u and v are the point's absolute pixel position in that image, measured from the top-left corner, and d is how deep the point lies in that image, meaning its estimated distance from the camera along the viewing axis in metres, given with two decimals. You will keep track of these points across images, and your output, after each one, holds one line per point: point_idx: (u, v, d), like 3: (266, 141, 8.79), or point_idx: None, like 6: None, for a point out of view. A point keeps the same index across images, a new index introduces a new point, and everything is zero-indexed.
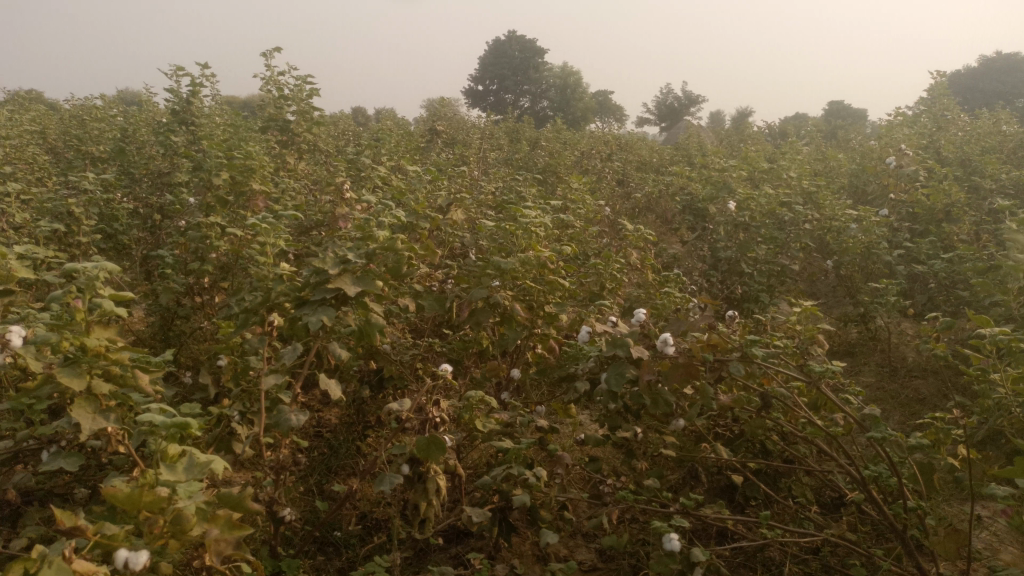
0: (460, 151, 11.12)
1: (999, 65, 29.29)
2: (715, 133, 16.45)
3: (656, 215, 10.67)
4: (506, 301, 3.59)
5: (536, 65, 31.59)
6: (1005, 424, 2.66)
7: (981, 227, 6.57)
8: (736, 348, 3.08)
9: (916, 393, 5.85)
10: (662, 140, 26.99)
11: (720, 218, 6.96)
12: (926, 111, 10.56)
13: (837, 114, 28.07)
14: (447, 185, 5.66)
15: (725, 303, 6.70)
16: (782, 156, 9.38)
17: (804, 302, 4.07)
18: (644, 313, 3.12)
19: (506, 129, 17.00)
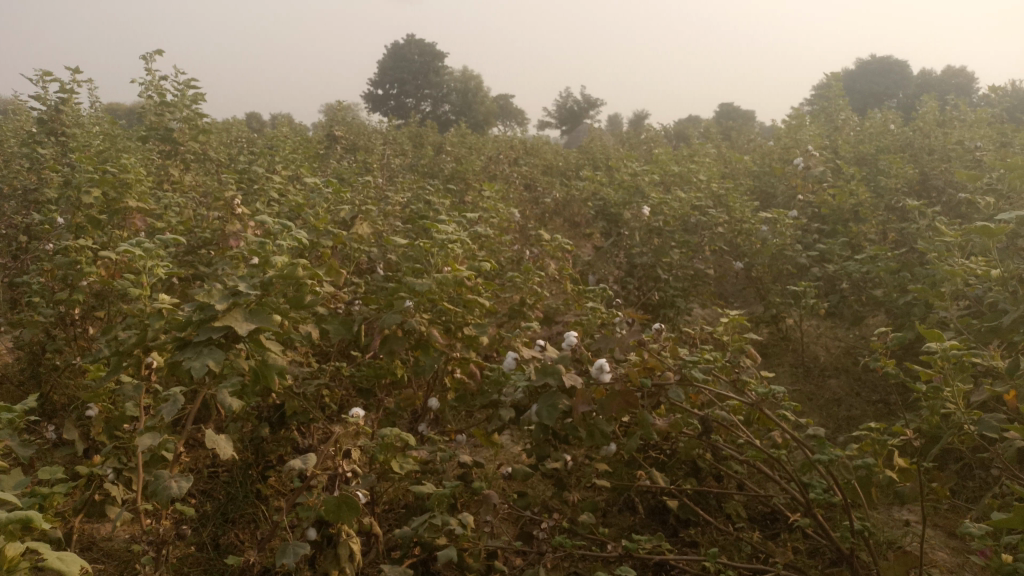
0: (363, 158, 10.67)
1: (875, 68, 30.97)
2: (618, 136, 16.54)
3: (567, 220, 10.52)
4: (422, 325, 3.26)
5: (437, 69, 31.21)
6: (954, 441, 2.54)
7: (885, 226, 6.69)
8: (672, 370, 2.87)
9: (832, 392, 5.86)
10: (566, 143, 27.13)
11: (634, 223, 6.85)
12: (822, 112, 10.83)
13: (729, 117, 28.98)
14: (350, 196, 5.27)
15: (642, 309, 6.57)
16: (688, 158, 9.40)
17: (731, 312, 3.92)
18: (576, 335, 2.87)
19: (409, 134, 16.57)
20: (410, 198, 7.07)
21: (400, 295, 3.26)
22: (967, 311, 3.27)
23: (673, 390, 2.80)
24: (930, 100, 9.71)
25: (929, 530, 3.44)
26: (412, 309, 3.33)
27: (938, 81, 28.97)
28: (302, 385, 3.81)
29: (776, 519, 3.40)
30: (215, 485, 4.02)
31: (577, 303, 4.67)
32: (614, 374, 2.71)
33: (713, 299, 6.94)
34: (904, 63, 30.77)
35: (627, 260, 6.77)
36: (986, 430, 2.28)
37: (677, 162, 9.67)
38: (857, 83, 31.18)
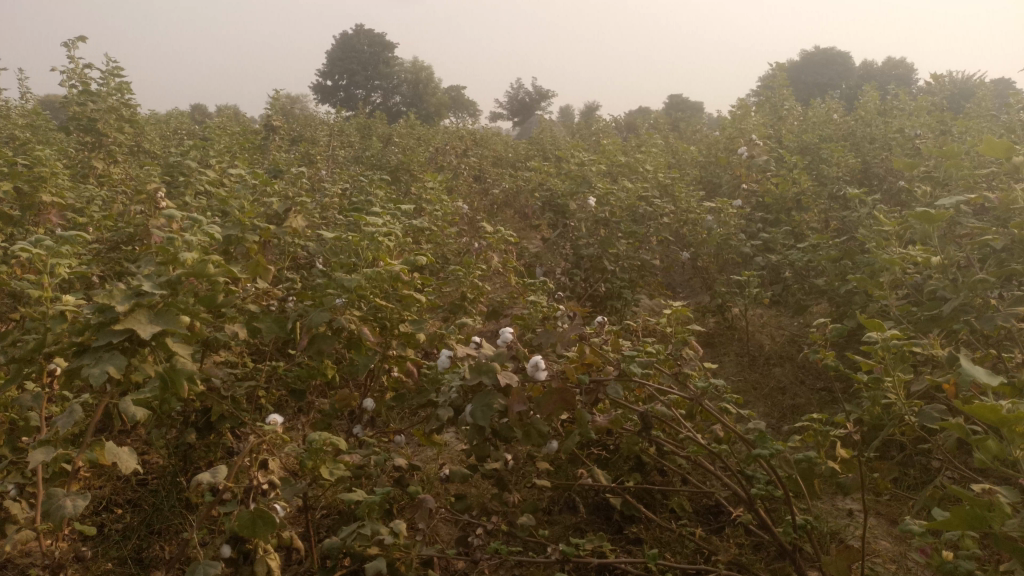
0: (306, 150, 10.38)
1: (819, 60, 31.53)
2: (568, 126, 16.45)
3: (516, 211, 10.41)
4: (352, 323, 3.11)
5: (386, 60, 30.73)
6: (897, 433, 2.48)
7: (828, 215, 6.72)
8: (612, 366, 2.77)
9: (776, 381, 5.87)
10: (517, 134, 27.01)
11: (581, 214, 6.77)
12: (767, 102, 10.89)
13: (679, 108, 29.20)
14: (284, 189, 5.06)
15: (590, 301, 6.50)
16: (636, 149, 9.36)
17: (675, 303, 3.84)
18: (511, 331, 2.74)
19: (357, 125, 16.25)
20: (351, 191, 6.87)
21: (329, 291, 3.10)
22: (908, 299, 3.25)
23: (612, 386, 2.70)
24: (871, 90, 9.84)
25: (872, 519, 3.43)
26: (342, 306, 3.16)
27: (879, 72, 29.62)
28: (230, 388, 3.62)
29: (720, 513, 3.35)
30: (139, 494, 3.81)
31: (520, 296, 4.55)
32: (551, 371, 2.60)
33: (660, 289, 6.90)
34: (847, 55, 31.37)
35: (574, 252, 6.69)
36: (927, 422, 2.23)
37: (626, 152, 9.62)
38: (802, 74, 31.69)
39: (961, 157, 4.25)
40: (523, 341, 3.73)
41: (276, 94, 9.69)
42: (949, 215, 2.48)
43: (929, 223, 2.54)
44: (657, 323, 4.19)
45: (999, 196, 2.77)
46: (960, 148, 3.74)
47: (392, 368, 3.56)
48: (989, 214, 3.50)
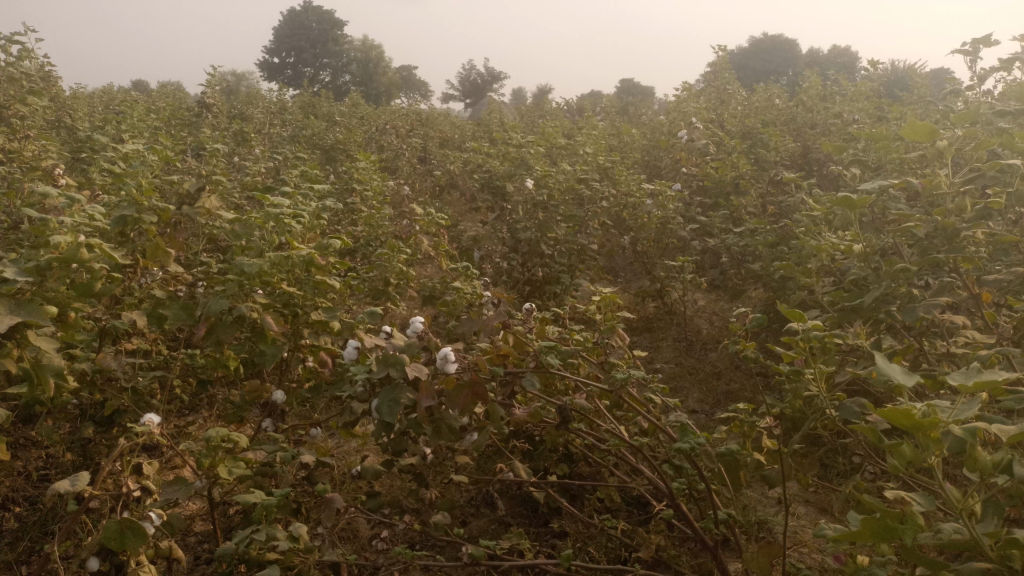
0: (240, 128, 9.98)
1: (765, 46, 31.87)
2: (515, 108, 16.24)
3: (459, 194, 10.20)
4: (255, 311, 2.91)
5: (333, 37, 30.01)
6: (819, 426, 2.40)
7: (765, 199, 6.69)
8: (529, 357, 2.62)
9: (712, 367, 5.82)
10: (467, 116, 26.65)
11: (518, 197, 6.59)
12: (711, 85, 10.87)
13: (628, 91, 29.21)
14: (200, 168, 4.79)
15: (527, 286, 6.37)
16: (579, 131, 9.23)
17: (604, 289, 3.72)
18: (421, 320, 2.57)
19: (298, 103, 15.78)
20: (280, 170, 6.58)
21: (229, 277, 2.89)
22: (834, 286, 3.18)
23: (528, 378, 2.57)
24: (811, 76, 9.86)
25: (798, 509, 3.38)
26: (244, 292, 2.96)
27: (823, 59, 30.06)
28: (131, 379, 3.39)
29: (647, 505, 3.25)
30: (35, 493, 3.55)
31: (448, 281, 4.40)
32: (461, 363, 2.44)
33: (599, 274, 6.82)
34: (793, 41, 31.72)
35: (512, 235, 6.53)
36: (847, 416, 2.16)
37: (568, 134, 9.48)
38: (748, 60, 31.99)
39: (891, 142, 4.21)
40: (446, 328, 3.56)
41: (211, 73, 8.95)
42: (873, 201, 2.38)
43: (854, 209, 2.44)
44: (588, 309, 4.08)
45: (925, 182, 2.69)
46: (890, 132, 3.68)
47: (305, 356, 3.36)
48: (917, 200, 3.46)
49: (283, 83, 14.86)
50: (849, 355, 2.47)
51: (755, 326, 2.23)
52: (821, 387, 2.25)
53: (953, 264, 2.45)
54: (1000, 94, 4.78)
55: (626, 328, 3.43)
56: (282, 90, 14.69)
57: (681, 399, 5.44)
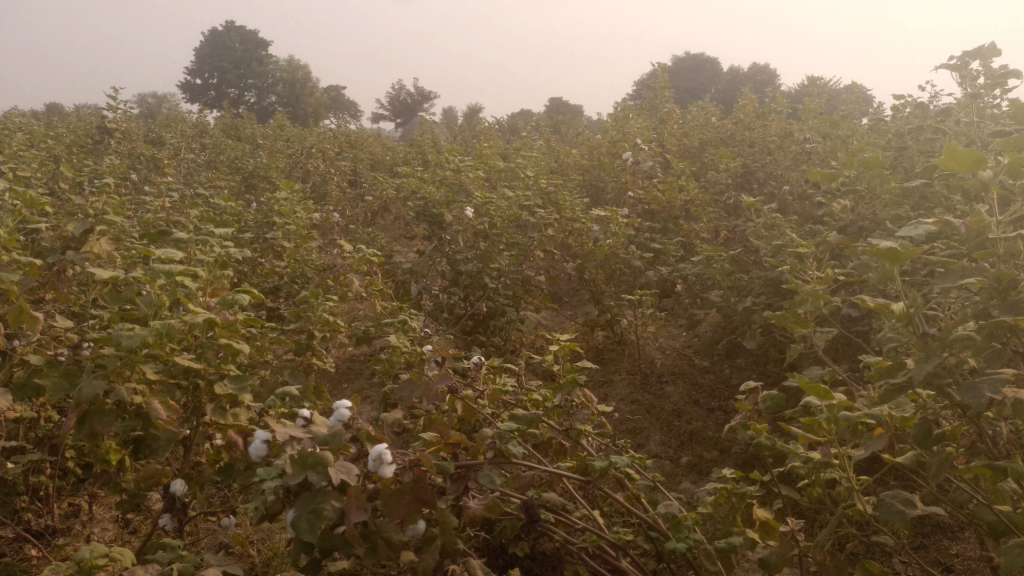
0: (151, 154, 9.17)
1: (688, 65, 32.38)
2: (447, 129, 15.74)
3: (391, 220, 9.60)
4: (139, 393, 2.35)
5: (259, 58, 28.96)
6: (841, 521, 1.98)
7: (718, 224, 6.38)
8: (483, 445, 2.14)
9: (671, 403, 5.43)
10: (398, 136, 26.02)
11: (457, 226, 6.04)
12: (648, 104, 10.62)
13: (559, 111, 29.19)
14: (90, 205, 4.14)
15: (469, 322, 5.85)
16: (518, 152, 8.79)
17: (562, 340, 3.26)
18: (348, 405, 2.07)
19: (219, 126, 14.91)
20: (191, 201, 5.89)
21: (102, 353, 2.31)
22: (827, 334, 2.81)
23: (485, 471, 2.10)
24: (748, 93, 9.68)
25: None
26: (125, 368, 2.39)
27: (747, 76, 30.56)
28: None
29: None
30: None
31: (382, 329, 3.87)
32: (401, 461, 1.93)
33: (545, 305, 6.37)
34: (716, 61, 32.32)
35: (451, 267, 6.02)
36: (887, 517, 1.78)
37: (506, 156, 9.03)
38: (674, 78, 32.41)
39: (863, 163, 3.89)
40: (383, 394, 3.04)
41: (116, 96, 8.85)
42: (911, 252, 2.00)
43: (878, 259, 2.06)
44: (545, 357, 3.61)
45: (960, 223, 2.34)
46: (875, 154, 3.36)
47: (214, 435, 2.80)
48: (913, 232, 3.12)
49: (202, 105, 14.02)
50: (870, 432, 2.08)
51: (769, 403, 1.88)
52: (847, 475, 1.88)
53: (990, 319, 2.07)
54: (964, 113, 4.55)
55: (596, 385, 2.98)
56: (200, 112, 13.82)
57: (641, 442, 5.02)
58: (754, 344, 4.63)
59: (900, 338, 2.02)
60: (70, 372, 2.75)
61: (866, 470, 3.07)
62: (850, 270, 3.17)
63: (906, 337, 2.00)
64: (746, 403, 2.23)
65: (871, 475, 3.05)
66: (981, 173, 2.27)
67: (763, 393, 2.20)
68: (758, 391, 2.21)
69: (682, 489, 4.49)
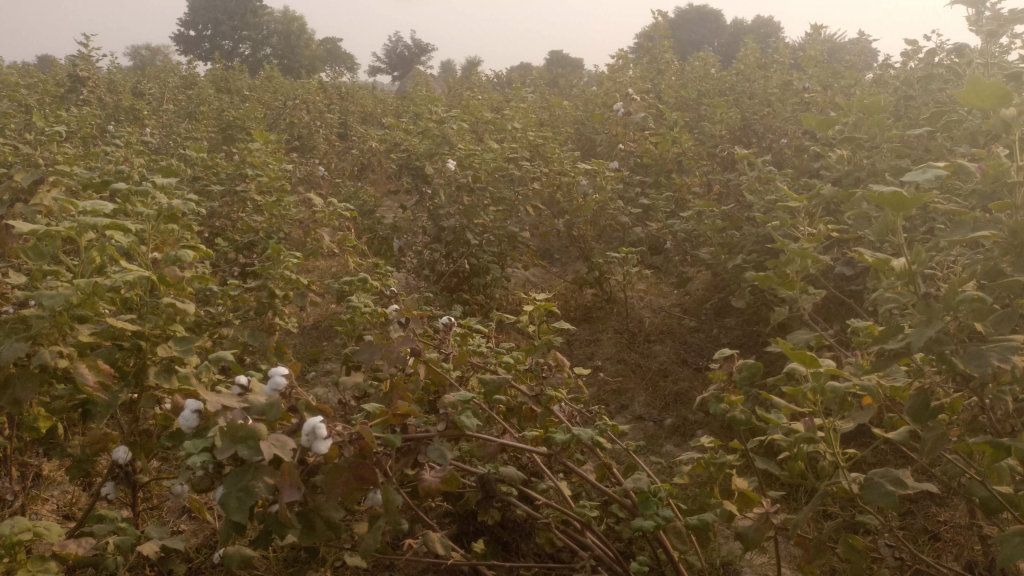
0: (130, 105, 8.84)
1: (690, 17, 31.62)
2: (440, 83, 15.34)
3: (379, 174, 9.33)
4: (66, 357, 2.18)
5: (252, 8, 28.22)
6: (825, 499, 1.82)
7: (711, 178, 6.16)
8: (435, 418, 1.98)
9: (657, 363, 5.27)
10: (392, 89, 25.45)
11: (438, 179, 5.80)
12: (645, 55, 10.26)
13: (557, 65, 28.57)
14: (43, 154, 3.90)
15: (451, 279, 5.65)
16: (507, 103, 8.48)
17: (537, 299, 3.07)
18: (286, 372, 1.90)
19: (208, 78, 14.52)
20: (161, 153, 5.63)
21: (23, 315, 2.16)
22: (818, 294, 2.62)
23: (436, 444, 1.94)
24: (749, 43, 9.32)
25: (773, 558, 2.83)
26: (55, 330, 2.25)
27: (750, 28, 29.82)
28: None
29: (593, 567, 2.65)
30: None
31: (352, 287, 3.67)
32: (341, 435, 1.77)
33: (532, 262, 6.16)
34: (718, 13, 31.57)
35: (433, 222, 5.78)
36: (875, 499, 1.62)
37: (496, 108, 8.72)
38: (676, 32, 31.65)
39: (863, 111, 3.65)
40: (344, 355, 2.84)
41: (87, 40, 8.97)
42: (922, 200, 1.80)
43: (882, 206, 1.86)
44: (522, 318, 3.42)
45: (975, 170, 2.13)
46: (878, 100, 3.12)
47: (163, 399, 2.62)
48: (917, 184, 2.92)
49: (190, 56, 13.63)
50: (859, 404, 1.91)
51: (747, 372, 1.72)
52: (831, 452, 1.72)
53: (1004, 277, 1.98)
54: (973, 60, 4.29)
55: (572, 348, 2.79)
56: (187, 63, 13.45)
57: (626, 404, 4.87)
58: (743, 303, 4.45)
59: (898, 299, 1.83)
60: (14, 327, 2.33)
61: (854, 440, 2.92)
62: (844, 225, 2.97)
63: (906, 298, 1.81)
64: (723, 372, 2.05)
65: (861, 443, 2.90)
66: (1005, 109, 2.08)
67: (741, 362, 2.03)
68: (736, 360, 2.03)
69: (666, 452, 4.36)
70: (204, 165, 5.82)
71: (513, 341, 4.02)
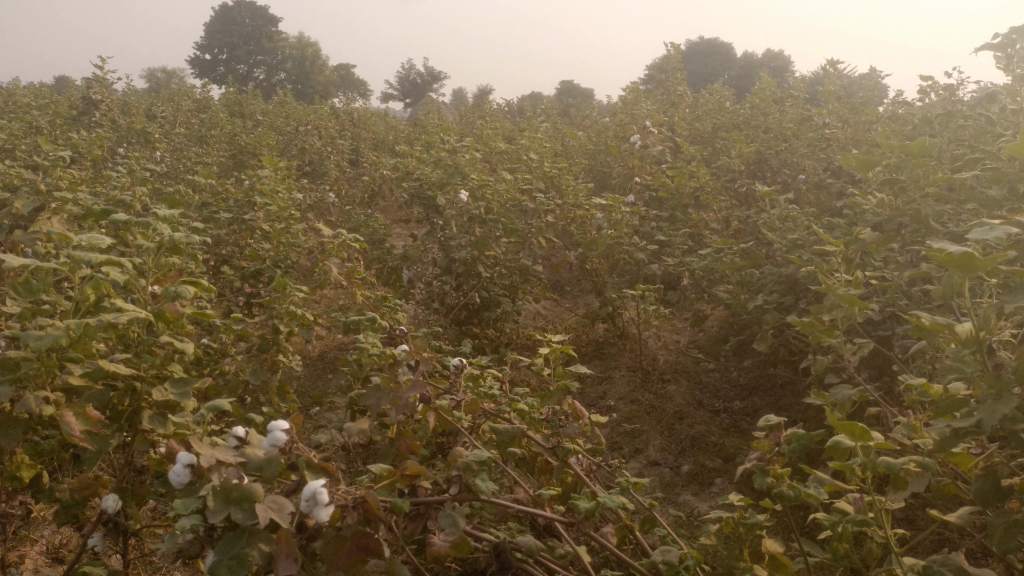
0: (141, 128, 8.79)
1: (701, 50, 31.73)
2: (452, 110, 15.32)
3: (389, 201, 9.23)
4: (53, 402, 2.08)
5: (268, 34, 28.47)
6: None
7: (728, 214, 6.03)
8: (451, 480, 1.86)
9: (672, 404, 5.08)
10: (404, 115, 25.51)
11: (450, 210, 5.68)
12: (659, 86, 10.19)
13: (569, 94, 28.65)
14: (47, 179, 3.79)
15: (461, 312, 5.51)
16: (521, 132, 8.40)
17: (553, 343, 2.92)
18: (286, 426, 1.75)
19: (222, 102, 14.54)
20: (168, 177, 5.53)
21: (9, 355, 2.05)
22: (854, 347, 2.47)
23: (447, 509, 1.79)
24: (764, 77, 9.23)
25: None
26: (43, 372, 2.14)
27: (761, 61, 29.89)
28: None
29: None
30: None
31: (360, 324, 3.52)
32: (344, 499, 1.61)
33: (543, 296, 6.02)
34: (730, 47, 31.69)
35: (444, 254, 5.65)
36: None
37: (509, 137, 8.63)
38: (687, 64, 31.75)
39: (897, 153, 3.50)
40: (350, 398, 2.69)
41: (100, 63, 8.94)
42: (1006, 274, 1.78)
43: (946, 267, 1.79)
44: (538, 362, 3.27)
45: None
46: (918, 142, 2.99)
47: (157, 443, 2.49)
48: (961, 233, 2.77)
49: (204, 80, 13.65)
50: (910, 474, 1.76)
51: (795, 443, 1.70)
52: (886, 531, 1.55)
53: None
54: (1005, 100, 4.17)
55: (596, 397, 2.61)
56: (202, 87, 13.47)
57: (640, 446, 4.69)
58: (764, 346, 4.29)
59: (962, 367, 1.74)
60: None
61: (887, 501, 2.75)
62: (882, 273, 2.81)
63: (972, 366, 1.74)
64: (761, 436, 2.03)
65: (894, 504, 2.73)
66: None
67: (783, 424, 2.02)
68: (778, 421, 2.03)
69: (682, 500, 4.18)
70: (212, 191, 5.71)
71: (525, 383, 3.86)
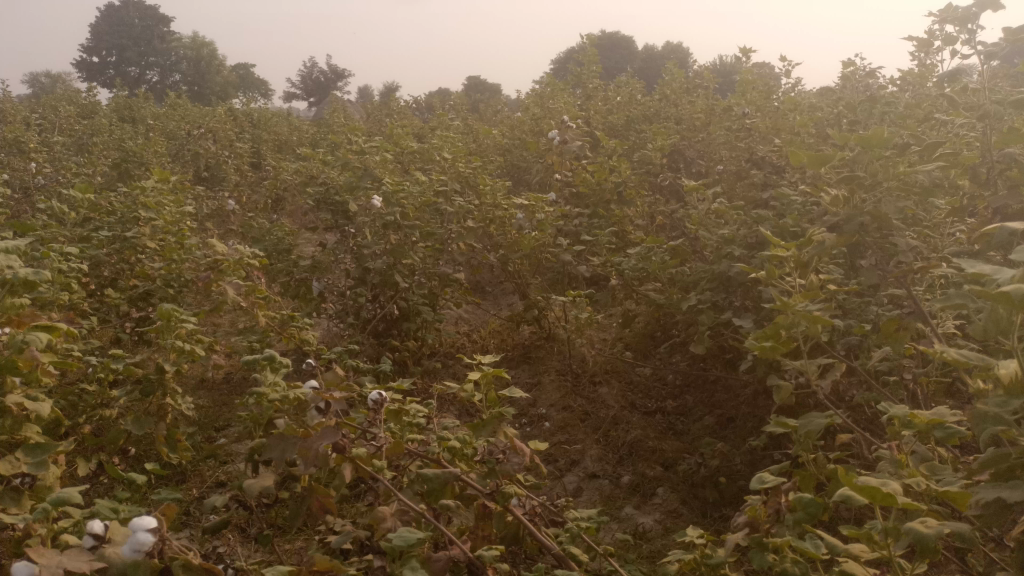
0: (15, 138, 7.98)
1: (606, 43, 31.93)
2: (361, 108, 14.69)
3: (297, 206, 8.68)
4: None
5: (161, 34, 26.98)
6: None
7: (653, 210, 5.84)
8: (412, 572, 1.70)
9: (607, 410, 4.85)
10: (309, 116, 24.60)
11: (362, 217, 5.26)
12: (574, 78, 9.93)
13: (479, 89, 28.36)
14: None
15: (377, 324, 5.12)
16: (435, 128, 7.99)
17: (483, 366, 2.60)
18: (155, 524, 1.48)
19: (113, 106, 13.55)
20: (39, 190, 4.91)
21: None
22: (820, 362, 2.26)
23: None
24: (678, 66, 9.08)
25: None
26: None
27: (665, 53, 30.32)
28: None
29: None
30: None
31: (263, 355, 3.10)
32: None
33: (465, 301, 5.68)
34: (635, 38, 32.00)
35: (357, 263, 5.24)
36: None
37: (422, 133, 8.22)
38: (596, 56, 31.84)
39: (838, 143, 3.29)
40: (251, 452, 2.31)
41: None
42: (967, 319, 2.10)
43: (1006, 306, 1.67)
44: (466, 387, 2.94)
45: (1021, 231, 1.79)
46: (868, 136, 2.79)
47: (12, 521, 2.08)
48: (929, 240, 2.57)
49: (89, 83, 12.64)
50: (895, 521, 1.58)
51: (804, 511, 1.85)
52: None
53: None
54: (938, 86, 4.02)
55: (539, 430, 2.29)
56: (88, 92, 12.51)
57: (576, 458, 4.44)
58: (700, 350, 4.09)
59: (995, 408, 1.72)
60: None
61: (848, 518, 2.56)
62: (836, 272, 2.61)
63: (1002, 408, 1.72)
64: (767, 508, 2.12)
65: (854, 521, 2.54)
66: None
67: (789, 499, 2.12)
68: (782, 496, 2.14)
69: (625, 516, 3.95)
70: (92, 204, 5.12)
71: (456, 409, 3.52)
